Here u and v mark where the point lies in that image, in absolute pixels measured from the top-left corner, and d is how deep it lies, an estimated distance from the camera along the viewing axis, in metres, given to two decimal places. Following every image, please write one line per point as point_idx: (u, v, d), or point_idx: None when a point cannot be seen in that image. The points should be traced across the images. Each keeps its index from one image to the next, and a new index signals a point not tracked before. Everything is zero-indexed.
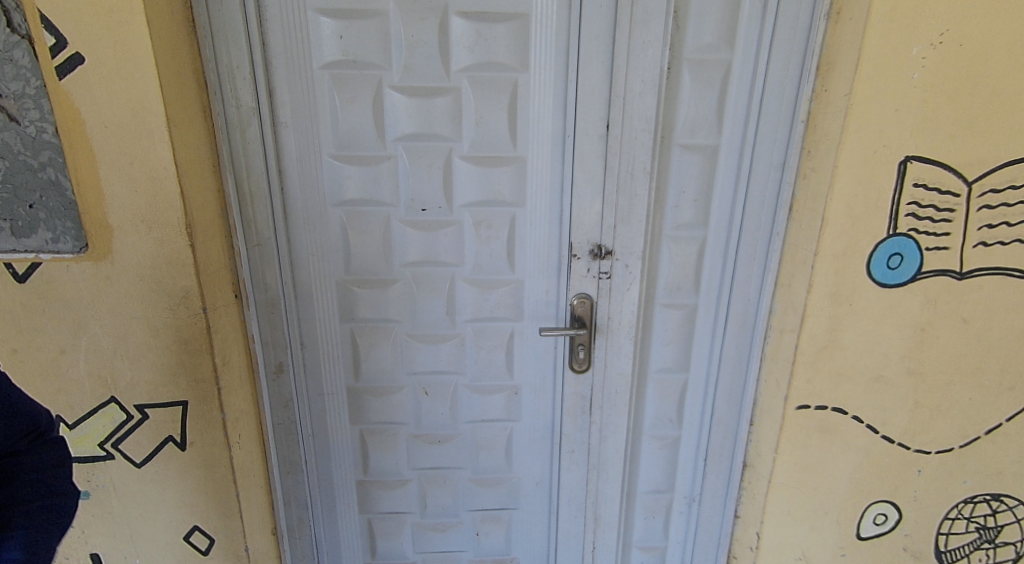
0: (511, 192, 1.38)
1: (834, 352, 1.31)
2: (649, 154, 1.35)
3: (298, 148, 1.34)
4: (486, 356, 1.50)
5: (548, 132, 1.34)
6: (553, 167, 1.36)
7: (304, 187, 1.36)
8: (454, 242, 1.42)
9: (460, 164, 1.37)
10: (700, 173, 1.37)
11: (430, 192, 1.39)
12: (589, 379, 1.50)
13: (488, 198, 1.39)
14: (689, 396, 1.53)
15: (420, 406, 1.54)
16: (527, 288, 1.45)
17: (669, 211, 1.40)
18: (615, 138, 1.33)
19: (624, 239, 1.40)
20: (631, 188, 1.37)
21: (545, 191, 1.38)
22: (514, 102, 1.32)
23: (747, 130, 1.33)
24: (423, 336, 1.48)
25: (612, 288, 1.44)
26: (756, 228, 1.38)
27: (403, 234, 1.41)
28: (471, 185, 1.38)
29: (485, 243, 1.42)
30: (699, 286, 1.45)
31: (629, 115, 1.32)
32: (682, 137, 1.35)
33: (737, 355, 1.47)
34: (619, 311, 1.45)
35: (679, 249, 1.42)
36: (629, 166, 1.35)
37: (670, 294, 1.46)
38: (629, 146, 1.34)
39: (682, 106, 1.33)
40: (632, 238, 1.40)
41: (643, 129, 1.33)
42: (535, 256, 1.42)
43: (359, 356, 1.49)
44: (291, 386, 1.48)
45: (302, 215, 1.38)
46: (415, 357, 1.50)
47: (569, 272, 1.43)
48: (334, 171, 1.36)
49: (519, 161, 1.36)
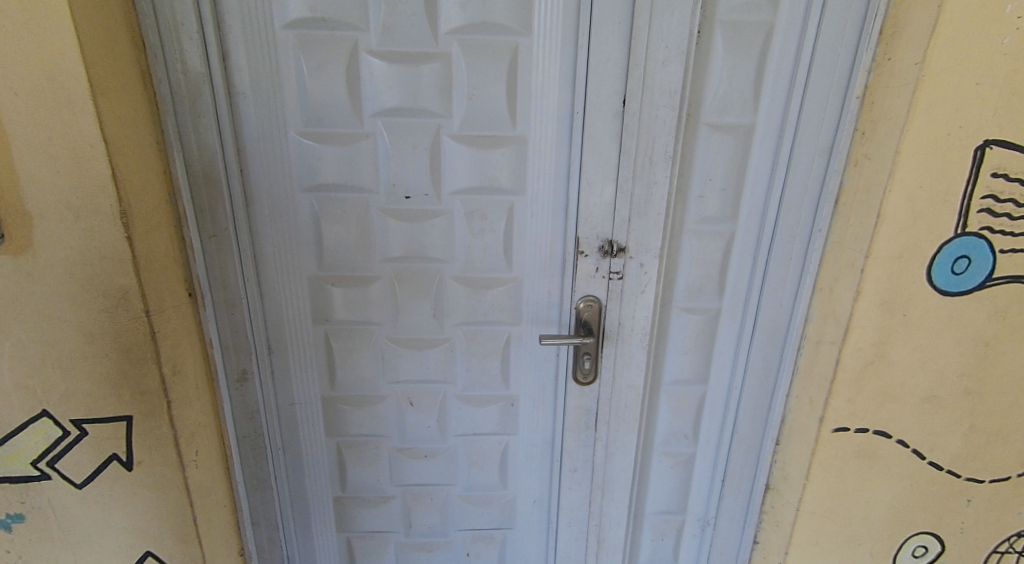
0: (510, 178, 1.19)
1: (880, 369, 1.14)
2: (675, 135, 1.14)
3: (259, 123, 1.14)
4: (479, 364, 1.32)
5: (553, 107, 1.14)
6: (561, 149, 1.16)
7: (269, 169, 1.17)
8: (444, 235, 1.23)
9: (450, 145, 1.17)
10: (731, 157, 1.17)
11: (416, 177, 1.19)
12: (595, 392, 1.31)
13: (482, 185, 1.19)
14: (707, 412, 1.36)
15: (404, 418, 1.36)
16: (526, 288, 1.26)
17: (692, 202, 1.20)
18: (632, 116, 1.12)
19: (640, 235, 1.20)
20: (652, 174, 1.16)
21: (549, 176, 1.18)
22: (514, 69, 1.12)
23: (789, 109, 1.13)
24: (408, 341, 1.30)
25: (624, 291, 1.23)
26: (795, 223, 1.18)
27: (384, 226, 1.22)
28: (463, 169, 1.18)
29: (478, 236, 1.23)
30: (723, 287, 1.26)
31: (649, 89, 1.11)
32: (711, 115, 1.15)
33: (765, 367, 1.29)
34: (631, 317, 1.25)
35: (702, 245, 1.23)
36: (649, 149, 1.14)
37: (690, 297, 1.27)
38: (650, 125, 1.13)
39: (713, 78, 1.12)
40: (649, 233, 1.20)
41: (667, 106, 1.12)
42: (537, 253, 1.23)
43: (335, 363, 1.32)
44: (257, 396, 1.30)
45: (267, 202, 1.19)
46: (399, 365, 1.32)
47: (575, 271, 1.23)
48: (304, 151, 1.17)
49: (517, 141, 1.16)
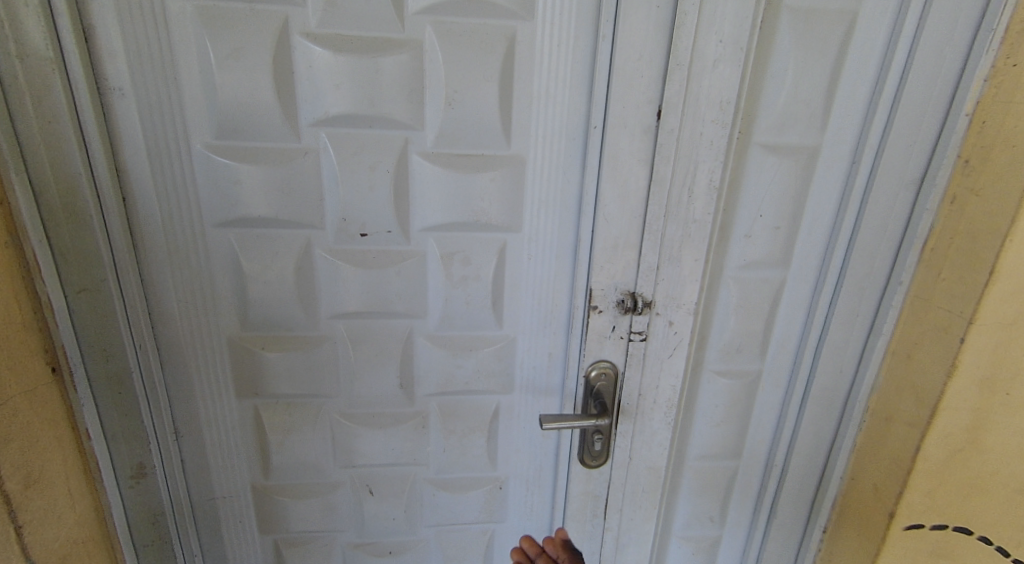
0: (500, 210, 0.90)
1: (971, 458, 0.90)
2: (723, 159, 0.86)
3: (147, 132, 0.81)
4: (458, 443, 1.03)
5: (561, 120, 0.86)
6: (571, 174, 0.88)
7: (164, 196, 0.84)
8: (413, 284, 0.92)
9: (420, 166, 0.87)
10: (790, 187, 0.90)
11: (375, 210, 0.88)
12: (605, 476, 1.03)
13: (465, 220, 0.90)
14: (738, 493, 1.10)
15: (361, 510, 1.06)
16: (521, 349, 0.98)
17: (735, 243, 0.93)
18: (667, 133, 0.84)
19: (669, 285, 0.92)
20: (689, 207, 0.88)
21: (555, 209, 0.90)
22: (509, 68, 0.84)
23: (867, 127, 0.87)
24: (364, 418, 1.00)
25: (646, 356, 0.96)
26: (866, 272, 0.93)
27: (332, 273, 0.91)
28: (438, 199, 0.89)
29: (458, 286, 0.93)
30: (767, 348, 1.00)
31: (692, 96, 0.83)
32: (766, 132, 0.87)
33: (815, 442, 1.04)
34: (654, 386, 0.98)
35: (746, 296, 0.96)
36: (687, 176, 0.86)
37: (726, 359, 1.00)
38: (689, 144, 0.85)
39: (773, 83, 0.85)
40: (680, 286, 0.92)
41: (714, 120, 0.84)
42: (535, 306, 0.95)
43: (268, 447, 0.99)
44: (162, 494, 0.96)
45: (164, 239, 0.86)
46: (354, 447, 1.01)
47: (586, 330, 0.94)
48: (216, 172, 0.84)
49: (512, 162, 0.88)
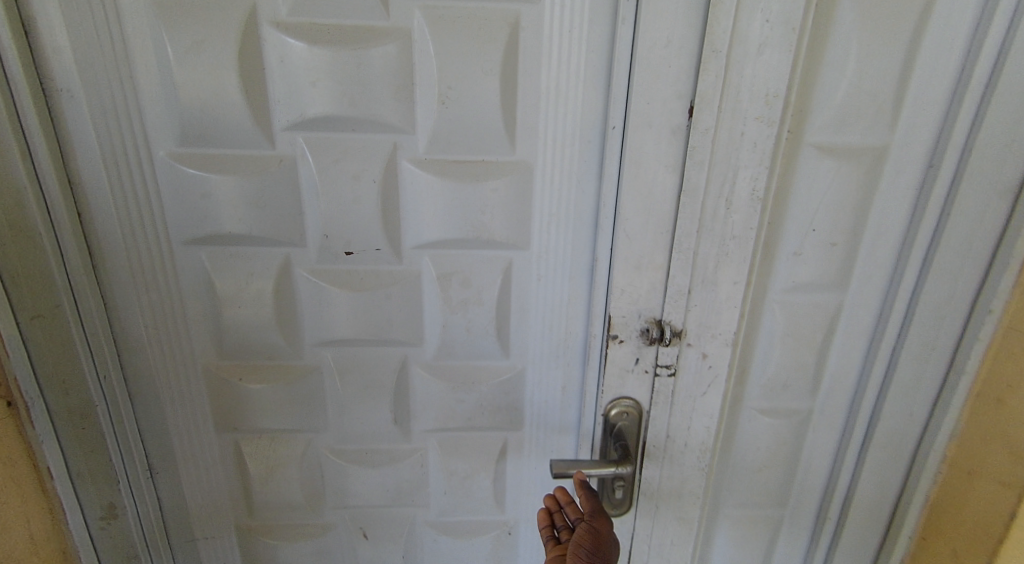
0: (504, 224, 0.78)
1: None
2: (768, 164, 0.72)
3: (101, 138, 0.72)
4: (461, 485, 0.91)
5: (573, 120, 0.74)
6: (585, 184, 0.76)
7: (123, 210, 0.75)
8: (407, 308, 0.81)
9: (411, 175, 0.76)
10: (849, 196, 0.75)
11: (361, 225, 0.77)
12: (626, 528, 0.88)
13: (464, 236, 0.78)
14: (784, 546, 0.95)
15: (355, 555, 0.95)
16: (530, 381, 0.86)
17: (782, 262, 0.79)
18: (699, 133, 0.70)
19: (702, 312, 0.78)
20: (727, 221, 0.74)
21: (567, 223, 0.78)
22: (511, 60, 0.72)
23: (947, 124, 0.72)
24: (356, 455, 0.89)
25: (676, 393, 0.82)
26: (947, 298, 0.77)
27: (315, 295, 0.80)
28: (433, 212, 0.77)
29: (458, 311, 0.81)
30: (819, 384, 0.85)
31: (730, 89, 0.69)
32: (821, 132, 0.73)
33: (880, 496, 0.88)
34: (686, 428, 0.84)
35: (795, 324, 0.81)
36: (725, 185, 0.73)
37: (770, 396, 0.86)
38: (727, 146, 0.71)
39: (829, 73, 0.71)
40: (715, 313, 0.78)
41: (757, 118, 0.70)
42: (546, 334, 0.83)
43: (251, 485, 0.89)
44: (135, 537, 0.86)
45: (127, 258, 0.77)
46: (345, 487, 0.90)
47: (605, 363, 0.80)
48: (181, 184, 0.75)
49: (517, 171, 0.76)
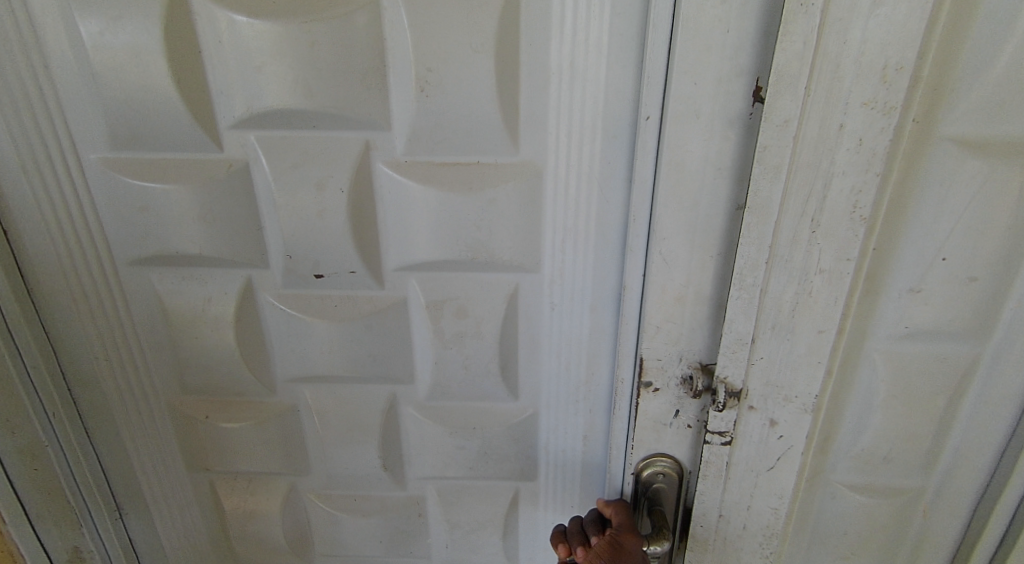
0: (507, 242, 0.62)
1: None
2: (879, 170, 0.51)
3: (17, 142, 0.60)
4: (466, 541, 0.77)
5: (593, 109, 0.56)
6: (609, 192, 0.58)
7: (55, 226, 0.63)
8: (393, 341, 0.67)
9: (390, 182, 0.60)
10: (998, 214, 0.54)
11: (330, 244, 0.62)
12: None
13: (459, 256, 0.63)
14: None
15: None
16: (545, 428, 0.70)
17: (891, 301, 0.58)
18: (774, 128, 0.50)
19: (770, 368, 0.59)
20: (811, 251, 0.54)
21: (589, 242, 0.61)
22: (510, 32, 0.54)
23: None
24: (344, 502, 0.77)
25: (732, 466, 0.63)
26: None
27: (283, 325, 0.67)
28: (420, 228, 0.62)
29: (453, 346, 0.66)
30: (937, 460, 0.64)
31: (824, 60, 0.48)
32: (963, 124, 0.52)
33: None
34: (744, 507, 0.65)
35: (906, 380, 0.61)
36: (810, 200, 0.52)
37: (865, 471, 0.66)
38: (815, 146, 0.50)
39: (979, 39, 0.50)
40: (787, 371, 0.59)
41: (864, 103, 0.49)
42: (564, 375, 0.67)
43: (230, 530, 0.79)
44: None
45: (67, 282, 0.66)
46: (334, 536, 0.79)
47: (637, 415, 0.64)
48: (117, 195, 0.62)
49: (520, 176, 0.59)
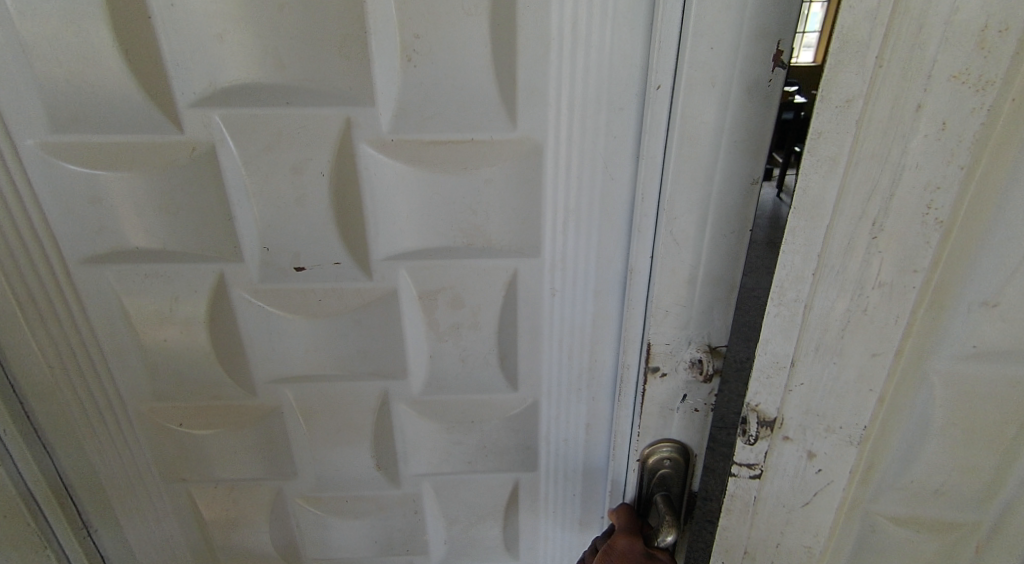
0: (503, 226, 0.57)
1: None
2: (963, 162, 0.42)
3: None
4: (466, 537, 0.74)
5: (597, 79, 0.51)
6: (616, 169, 0.54)
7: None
8: (382, 335, 0.62)
9: (375, 165, 0.55)
10: None
11: (310, 234, 0.57)
12: None
13: (451, 243, 0.58)
14: None
15: None
16: (546, 418, 0.66)
17: (961, 317, 0.47)
18: (835, 108, 0.40)
19: (811, 394, 0.50)
20: (870, 258, 0.45)
21: (592, 224, 0.56)
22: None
23: None
24: (335, 504, 0.72)
25: (761, 501, 0.55)
26: None
27: (261, 322, 0.62)
28: (408, 213, 0.57)
29: (448, 338, 0.61)
30: (995, 497, 0.53)
31: (904, 19, 0.38)
32: None
33: None
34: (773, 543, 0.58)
35: (974, 409, 0.50)
36: (873, 197, 0.43)
37: (908, 505, 0.55)
38: (884, 130, 0.41)
39: None
40: (829, 397, 0.50)
41: (953, 76, 0.39)
42: (566, 364, 0.63)
43: (212, 538, 0.74)
44: None
45: (12, 283, 0.59)
46: (325, 540, 0.74)
47: (643, 404, 0.61)
48: (62, 186, 0.56)
49: (518, 154, 0.54)
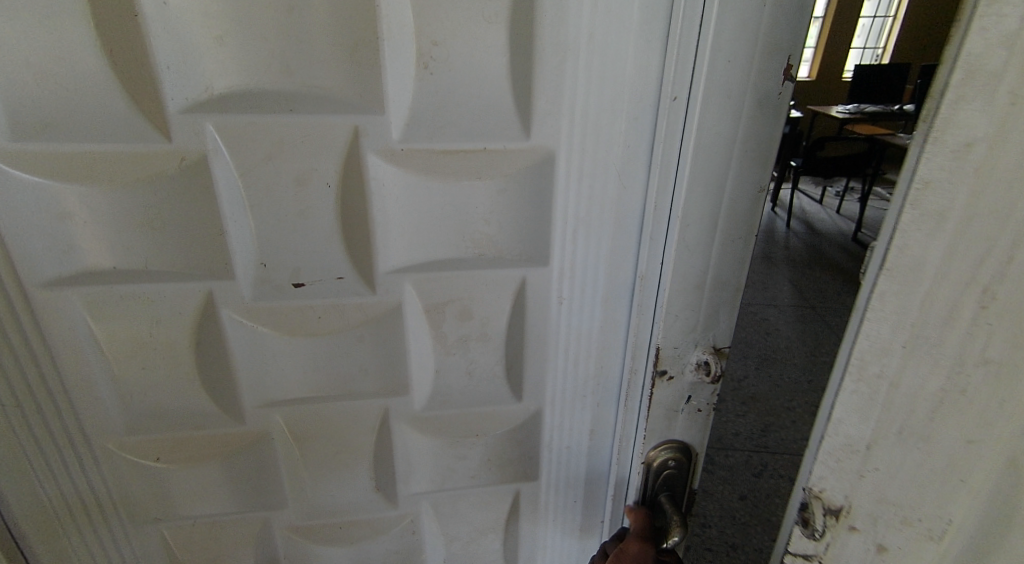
0: (512, 236, 0.56)
1: None
2: None
3: None
4: (465, 554, 0.72)
5: (614, 91, 0.52)
6: (629, 177, 0.55)
7: None
8: (385, 352, 0.60)
9: (385, 178, 0.53)
10: None
11: (314, 249, 0.54)
12: None
13: (461, 254, 0.56)
14: None
15: None
16: (550, 426, 0.66)
17: None
18: (949, 152, 0.33)
19: (890, 495, 0.42)
20: (977, 333, 0.36)
21: (603, 232, 0.57)
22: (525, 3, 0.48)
23: None
24: (327, 533, 0.69)
25: None
26: None
27: (255, 343, 0.58)
28: (419, 225, 0.55)
29: (455, 351, 0.60)
30: None
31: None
32: None
33: None
34: None
35: None
36: (990, 258, 0.34)
37: None
38: (1015, 180, 0.33)
39: None
40: (910, 488, 0.41)
41: None
42: (571, 371, 0.63)
43: None
44: None
45: None
46: None
47: (649, 409, 0.61)
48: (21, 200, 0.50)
49: (531, 163, 0.54)
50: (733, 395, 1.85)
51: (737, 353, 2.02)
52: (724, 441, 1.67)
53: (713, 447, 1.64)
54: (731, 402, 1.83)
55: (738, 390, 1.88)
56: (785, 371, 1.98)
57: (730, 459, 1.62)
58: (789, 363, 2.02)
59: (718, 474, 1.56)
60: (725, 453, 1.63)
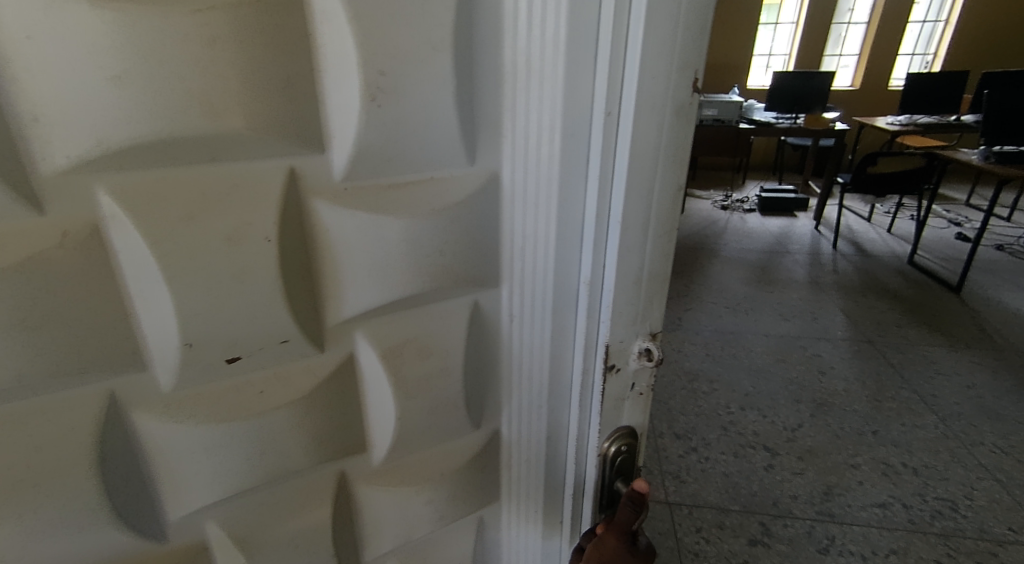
0: (468, 263, 0.54)
1: None
2: None
3: None
4: None
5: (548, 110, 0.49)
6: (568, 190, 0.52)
7: None
8: (344, 411, 0.54)
9: (335, 223, 0.47)
10: None
11: (258, 316, 0.46)
12: None
13: (417, 292, 0.52)
14: None
15: None
16: (512, 441, 0.65)
17: None
18: None
19: None
20: None
21: (545, 248, 0.54)
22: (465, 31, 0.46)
23: None
24: None
25: None
26: None
27: (181, 444, 0.47)
28: (380, 270, 0.49)
29: (417, 393, 0.56)
30: None
31: None
32: None
33: None
34: None
35: None
36: None
37: None
38: None
39: None
40: None
41: None
42: (527, 386, 0.61)
43: None
44: None
45: None
46: None
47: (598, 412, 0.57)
48: None
49: (475, 189, 0.52)
50: (789, 448, 1.64)
51: (848, 395, 1.85)
52: (783, 506, 1.45)
53: (767, 514, 1.43)
54: (786, 456, 1.62)
55: (793, 443, 1.65)
56: (844, 420, 1.75)
57: (788, 529, 1.39)
58: (844, 411, 1.79)
59: (777, 547, 1.34)
60: (781, 522, 1.40)
